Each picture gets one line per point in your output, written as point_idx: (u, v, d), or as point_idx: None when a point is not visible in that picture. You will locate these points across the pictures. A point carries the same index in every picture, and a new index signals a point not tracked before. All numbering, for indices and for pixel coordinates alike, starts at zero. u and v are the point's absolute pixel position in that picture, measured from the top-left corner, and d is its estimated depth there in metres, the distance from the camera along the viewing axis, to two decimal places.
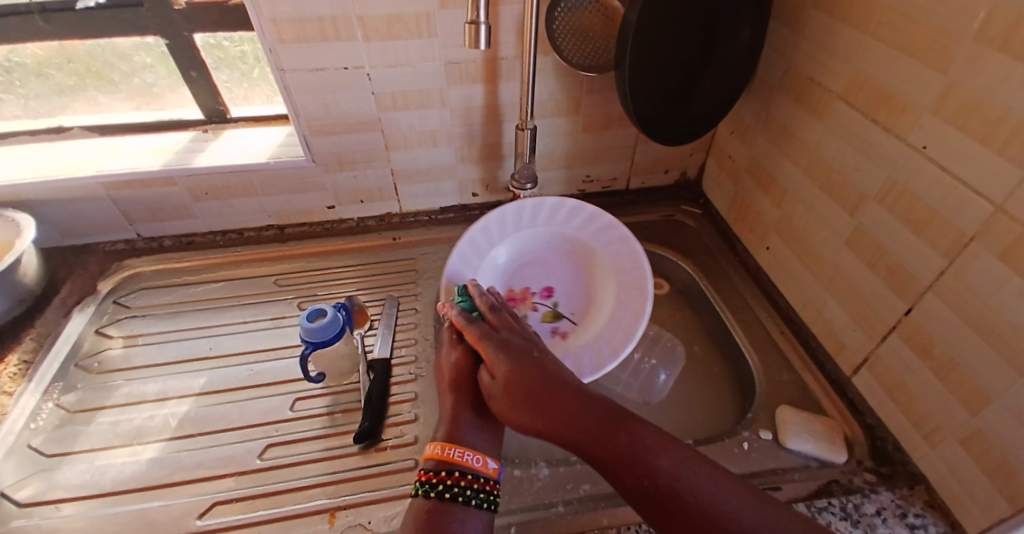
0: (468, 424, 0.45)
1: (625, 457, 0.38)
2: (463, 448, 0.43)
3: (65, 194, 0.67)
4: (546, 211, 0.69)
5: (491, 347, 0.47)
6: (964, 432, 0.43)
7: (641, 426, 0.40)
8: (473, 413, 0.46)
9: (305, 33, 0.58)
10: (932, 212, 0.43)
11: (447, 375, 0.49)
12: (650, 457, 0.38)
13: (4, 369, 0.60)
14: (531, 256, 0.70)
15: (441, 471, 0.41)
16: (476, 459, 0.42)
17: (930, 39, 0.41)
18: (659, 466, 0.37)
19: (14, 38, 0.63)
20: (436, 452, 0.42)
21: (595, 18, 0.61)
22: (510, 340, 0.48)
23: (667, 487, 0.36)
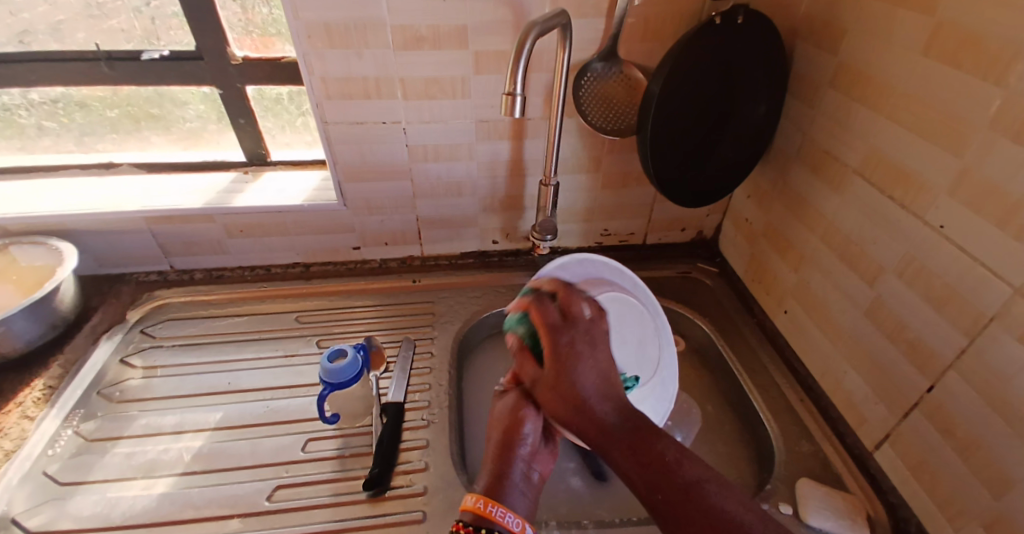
0: (510, 484, 0.44)
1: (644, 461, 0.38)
2: (505, 508, 0.42)
3: (110, 226, 0.71)
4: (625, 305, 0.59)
5: (581, 344, 0.44)
6: (988, 516, 0.42)
7: (665, 440, 0.40)
8: (515, 473, 0.46)
9: (350, 90, 0.62)
10: (952, 289, 0.44)
11: (504, 419, 0.49)
12: (670, 468, 0.37)
13: (30, 392, 0.61)
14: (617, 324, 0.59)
15: (478, 527, 0.40)
16: (516, 522, 0.41)
17: (947, 125, 0.43)
18: (681, 480, 0.37)
19: (79, 81, 0.68)
20: (475, 506, 0.41)
21: (618, 86, 0.65)
22: (585, 353, 0.43)
23: (682, 497, 0.36)
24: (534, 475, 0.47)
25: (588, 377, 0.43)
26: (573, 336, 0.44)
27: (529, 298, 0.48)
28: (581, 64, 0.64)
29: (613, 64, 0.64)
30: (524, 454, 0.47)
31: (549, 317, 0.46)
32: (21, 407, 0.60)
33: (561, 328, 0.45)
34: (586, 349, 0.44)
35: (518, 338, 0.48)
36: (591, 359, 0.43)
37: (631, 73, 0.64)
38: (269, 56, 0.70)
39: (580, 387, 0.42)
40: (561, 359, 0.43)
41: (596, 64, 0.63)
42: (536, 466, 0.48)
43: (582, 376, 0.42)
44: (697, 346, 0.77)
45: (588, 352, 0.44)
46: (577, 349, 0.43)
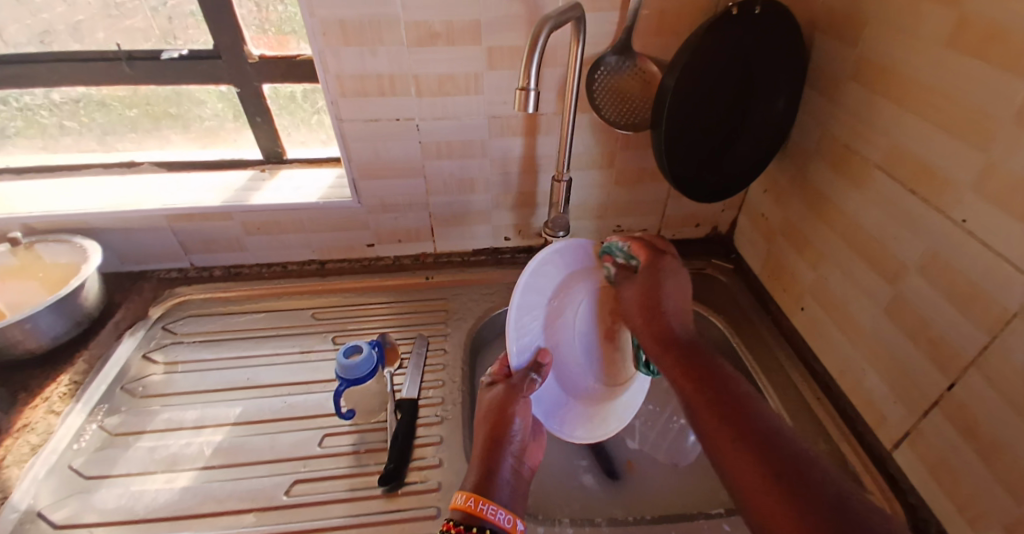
0: (499, 477, 0.46)
1: (703, 381, 0.42)
2: (496, 505, 0.42)
3: (132, 224, 0.72)
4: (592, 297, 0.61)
5: (663, 271, 0.52)
6: (1010, 520, 0.41)
7: (735, 384, 0.41)
8: (504, 469, 0.47)
9: (364, 88, 0.63)
10: (976, 287, 0.43)
11: (493, 412, 0.50)
12: (726, 386, 0.41)
13: (56, 387, 0.63)
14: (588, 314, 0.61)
15: (468, 525, 0.40)
16: (507, 519, 0.41)
17: (971, 118, 0.41)
18: (747, 415, 0.38)
19: (100, 82, 0.69)
20: (465, 504, 0.41)
21: (633, 80, 0.64)
22: (676, 273, 0.53)
23: (735, 410, 0.38)
24: (523, 468, 0.49)
25: (672, 295, 0.50)
26: (666, 260, 0.54)
27: (632, 237, 0.57)
28: (594, 58, 0.63)
29: (628, 58, 0.63)
30: (514, 449, 0.48)
31: (649, 245, 0.55)
32: (47, 403, 0.61)
33: (660, 254, 0.54)
34: (666, 275, 0.52)
35: (619, 261, 0.58)
36: (676, 282, 0.52)
37: (647, 67, 0.63)
38: (286, 54, 0.70)
39: (666, 298, 0.50)
40: (653, 271, 0.52)
41: (611, 58, 0.62)
42: (523, 462, 0.49)
43: (666, 290, 0.51)
44: (712, 344, 0.76)
45: (672, 277, 0.52)
46: (669, 270, 0.53)
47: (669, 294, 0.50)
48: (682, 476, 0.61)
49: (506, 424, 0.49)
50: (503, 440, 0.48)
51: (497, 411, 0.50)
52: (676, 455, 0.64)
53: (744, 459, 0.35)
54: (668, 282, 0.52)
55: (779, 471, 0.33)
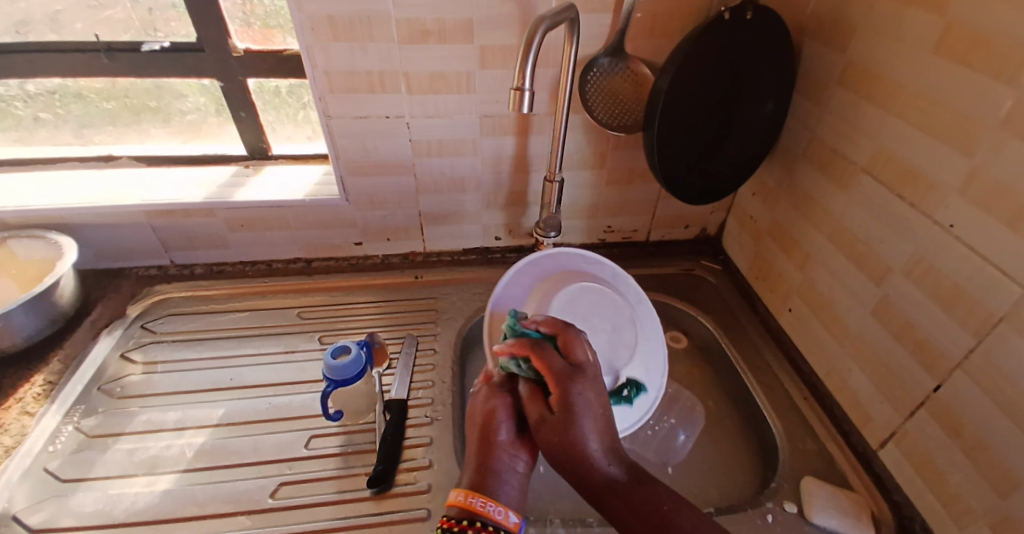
0: (498, 476, 0.43)
1: (659, 528, 0.36)
2: (488, 498, 0.40)
3: (109, 220, 0.70)
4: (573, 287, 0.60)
5: (577, 401, 0.41)
6: (994, 516, 0.42)
7: (660, 486, 0.39)
8: (501, 465, 0.44)
9: (354, 85, 0.62)
10: (960, 289, 0.44)
11: (478, 416, 0.47)
12: (665, 516, 0.37)
13: (29, 388, 0.61)
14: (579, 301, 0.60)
15: (464, 518, 0.39)
16: (498, 510, 0.39)
17: (958, 124, 0.42)
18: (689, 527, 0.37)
19: (77, 72, 0.67)
20: (459, 499, 0.40)
21: (625, 83, 0.65)
22: (591, 401, 0.41)
23: None
24: (521, 465, 0.45)
25: (591, 429, 0.40)
26: (581, 389, 0.41)
27: (526, 342, 0.45)
28: (588, 59, 0.63)
29: (620, 60, 0.63)
30: (506, 445, 0.45)
31: (555, 363, 0.43)
32: (19, 404, 0.59)
33: (568, 376, 0.42)
34: (581, 414, 0.40)
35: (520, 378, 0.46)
36: (596, 409, 0.41)
37: (637, 69, 0.64)
38: (270, 48, 0.69)
39: (586, 440, 0.39)
40: (563, 406, 0.41)
41: (603, 59, 0.63)
42: (526, 451, 0.46)
43: (584, 430, 0.39)
44: (700, 344, 0.77)
45: (589, 408, 0.41)
46: (583, 402, 0.41)
47: (590, 434, 0.40)
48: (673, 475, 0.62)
49: (493, 423, 0.46)
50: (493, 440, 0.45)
51: (488, 415, 0.47)
52: (666, 454, 0.64)
53: None
54: (583, 418, 0.40)
55: None
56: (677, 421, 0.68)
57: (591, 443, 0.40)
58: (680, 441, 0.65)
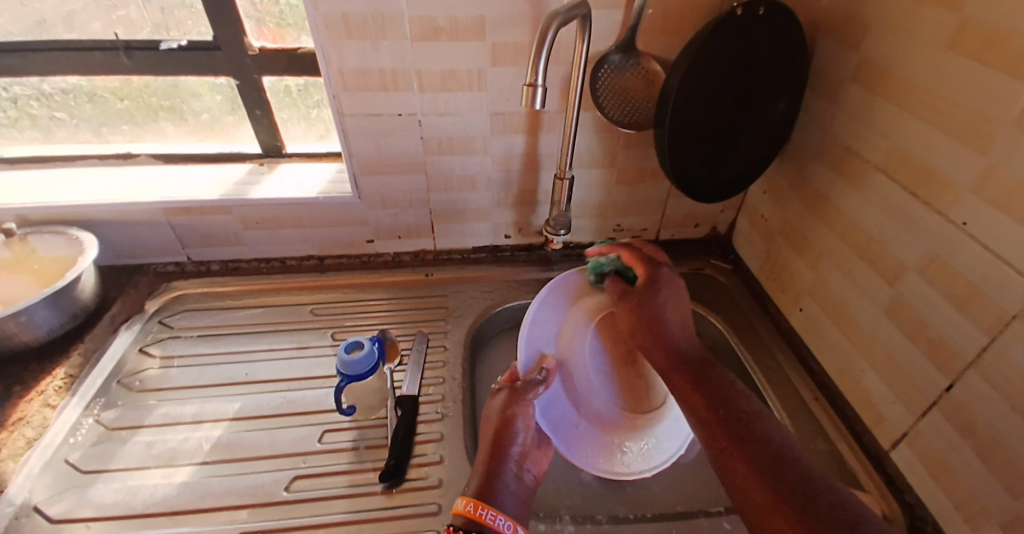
0: (502, 484, 0.47)
1: (711, 391, 0.46)
2: (495, 510, 0.43)
3: (128, 217, 0.71)
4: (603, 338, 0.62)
5: (659, 286, 0.57)
6: (1007, 516, 0.41)
7: (728, 379, 0.48)
8: (508, 474, 0.48)
9: (367, 83, 0.62)
10: (975, 289, 0.43)
11: (495, 423, 0.52)
12: (729, 396, 0.45)
13: (50, 381, 0.62)
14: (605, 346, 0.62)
15: (469, 531, 0.41)
16: (507, 524, 0.42)
17: (973, 122, 0.42)
18: (743, 409, 0.44)
19: (97, 71, 0.68)
20: (466, 509, 0.42)
21: (636, 80, 0.65)
22: (671, 286, 0.58)
23: (743, 417, 0.43)
24: (527, 475, 0.51)
25: (670, 313, 0.55)
26: (663, 275, 0.58)
27: (626, 245, 0.63)
28: (599, 56, 0.63)
29: (631, 57, 0.63)
30: (516, 455, 0.50)
31: (641, 256, 0.61)
32: (41, 397, 0.60)
33: (653, 264, 0.59)
34: (665, 297, 0.56)
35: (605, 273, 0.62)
36: (672, 298, 0.57)
37: (650, 66, 0.64)
38: (285, 47, 0.70)
39: (661, 308, 0.55)
40: (653, 281, 0.58)
41: (614, 57, 0.63)
42: (528, 468, 0.51)
43: (664, 305, 0.56)
44: (710, 344, 0.77)
45: (670, 296, 0.57)
46: (666, 287, 0.57)
47: (666, 310, 0.55)
48: (682, 472, 0.62)
49: (507, 432, 0.51)
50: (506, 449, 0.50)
51: (501, 423, 0.51)
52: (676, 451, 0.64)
53: (734, 461, 0.40)
54: (664, 297, 0.56)
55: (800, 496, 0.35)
56: None
57: (668, 312, 0.55)
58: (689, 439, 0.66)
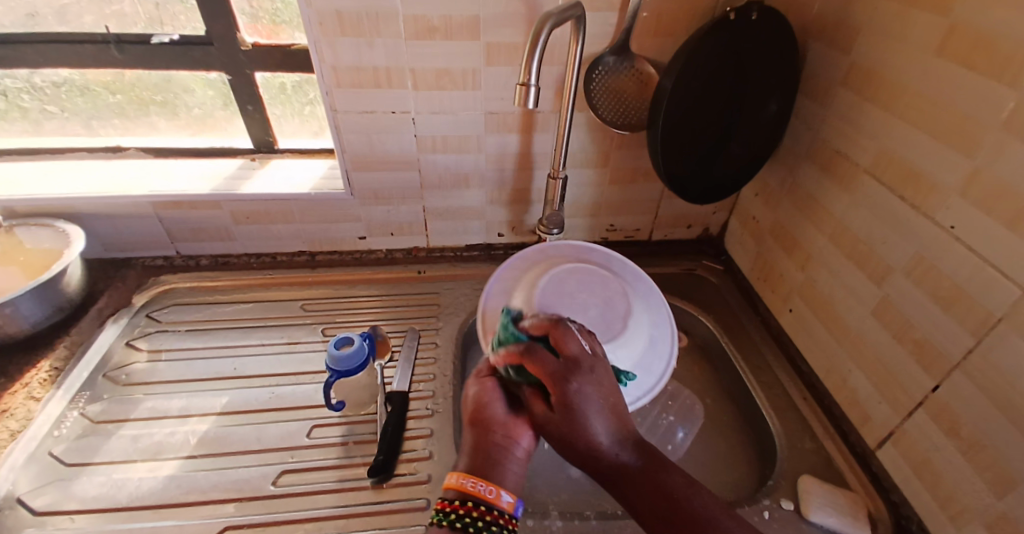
0: (492, 457, 0.44)
1: (657, 501, 0.39)
2: (478, 478, 0.42)
3: (116, 211, 0.71)
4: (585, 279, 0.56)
5: (581, 403, 0.41)
6: (990, 515, 0.42)
7: (672, 470, 0.40)
8: (497, 445, 0.45)
9: (361, 81, 0.62)
10: (960, 290, 0.44)
11: (470, 407, 0.48)
12: (678, 501, 0.38)
13: (36, 373, 0.61)
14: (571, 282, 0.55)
15: (456, 500, 0.41)
16: (490, 489, 0.41)
17: (960, 125, 0.43)
18: (694, 512, 0.38)
19: (86, 63, 0.68)
20: (453, 481, 0.42)
21: (629, 81, 0.65)
22: (591, 396, 0.41)
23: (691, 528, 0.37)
24: (518, 448, 0.46)
25: (598, 418, 0.41)
26: (580, 386, 0.41)
27: (516, 350, 0.44)
28: (591, 57, 0.63)
29: (625, 59, 0.63)
30: (500, 423, 0.46)
31: (545, 366, 0.42)
32: (27, 389, 0.60)
33: (563, 377, 0.41)
34: (589, 418, 0.40)
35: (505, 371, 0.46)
36: (599, 400, 0.41)
37: (643, 68, 0.64)
38: (278, 43, 0.70)
39: (591, 431, 0.40)
40: (565, 403, 0.41)
41: (608, 58, 0.63)
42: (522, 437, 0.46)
43: (590, 423, 0.40)
44: (701, 343, 0.77)
45: (593, 399, 0.41)
46: (583, 398, 0.41)
47: (594, 419, 0.41)
48: None
49: (483, 408, 0.47)
50: (486, 423, 0.46)
51: (477, 404, 0.48)
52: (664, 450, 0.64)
53: None
54: (586, 413, 0.41)
55: None
56: (677, 418, 0.68)
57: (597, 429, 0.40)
58: (678, 437, 0.66)
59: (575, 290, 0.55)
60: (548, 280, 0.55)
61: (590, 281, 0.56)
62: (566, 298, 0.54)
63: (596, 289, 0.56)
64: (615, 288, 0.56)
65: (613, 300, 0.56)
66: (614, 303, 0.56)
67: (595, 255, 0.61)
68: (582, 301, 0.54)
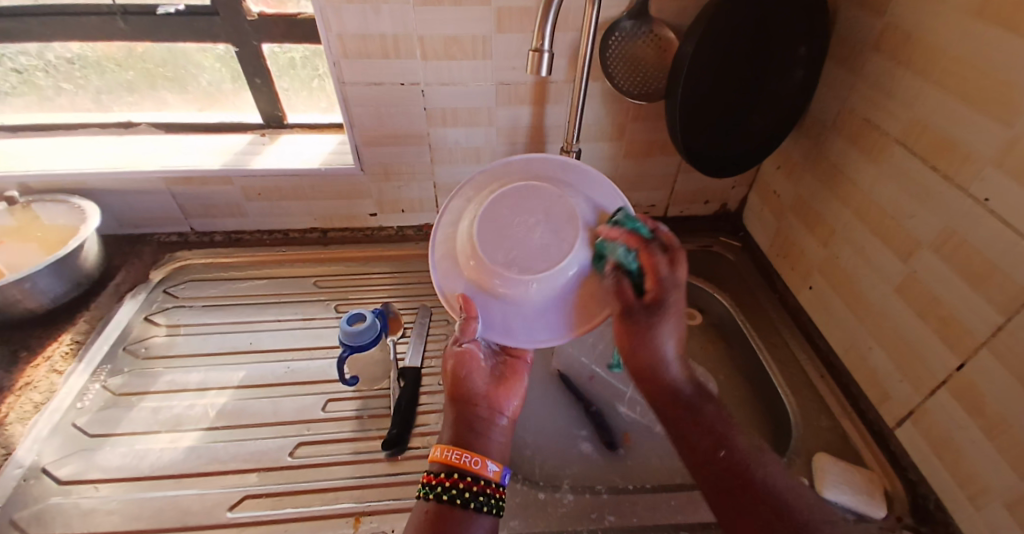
0: (475, 430, 0.47)
1: (707, 438, 0.44)
2: (463, 450, 0.44)
3: (129, 187, 0.71)
4: (512, 202, 0.49)
5: (671, 310, 0.48)
6: (1012, 496, 0.41)
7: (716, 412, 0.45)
8: (479, 419, 0.48)
9: (367, 50, 0.61)
10: (992, 265, 0.42)
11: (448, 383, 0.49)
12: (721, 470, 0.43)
13: (58, 347, 0.63)
14: (508, 214, 0.48)
15: (442, 472, 0.43)
16: (476, 461, 0.43)
17: (999, 90, 0.40)
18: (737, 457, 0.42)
19: (93, 36, 0.67)
20: (437, 455, 0.44)
21: (648, 48, 0.62)
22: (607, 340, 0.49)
23: (731, 468, 0.42)
24: (501, 417, 0.49)
25: (670, 338, 0.49)
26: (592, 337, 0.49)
27: (641, 240, 0.46)
28: (609, 22, 0.61)
29: (644, 24, 0.60)
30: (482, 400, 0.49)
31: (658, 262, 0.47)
32: (48, 362, 0.61)
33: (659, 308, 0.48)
34: (668, 325, 0.48)
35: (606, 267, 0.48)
36: (677, 323, 0.49)
37: (663, 33, 0.61)
38: (284, 12, 0.68)
39: (662, 345, 0.48)
40: (660, 311, 0.48)
41: (626, 23, 0.60)
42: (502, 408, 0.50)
43: (666, 336, 0.48)
44: (715, 321, 0.76)
45: (675, 315, 0.48)
46: (672, 309, 0.48)
47: (667, 337, 0.48)
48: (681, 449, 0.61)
49: (463, 385, 0.49)
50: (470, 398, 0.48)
51: (456, 379, 0.49)
52: None
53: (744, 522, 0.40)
54: (666, 324, 0.48)
55: None
56: None
57: (671, 343, 0.49)
58: None
59: (512, 221, 0.48)
60: (482, 219, 0.48)
61: (523, 200, 0.49)
62: (506, 229, 0.48)
63: (535, 204, 0.49)
64: (551, 192, 0.49)
65: (555, 210, 0.48)
66: (555, 211, 0.49)
67: (515, 169, 0.52)
68: (523, 228, 0.48)
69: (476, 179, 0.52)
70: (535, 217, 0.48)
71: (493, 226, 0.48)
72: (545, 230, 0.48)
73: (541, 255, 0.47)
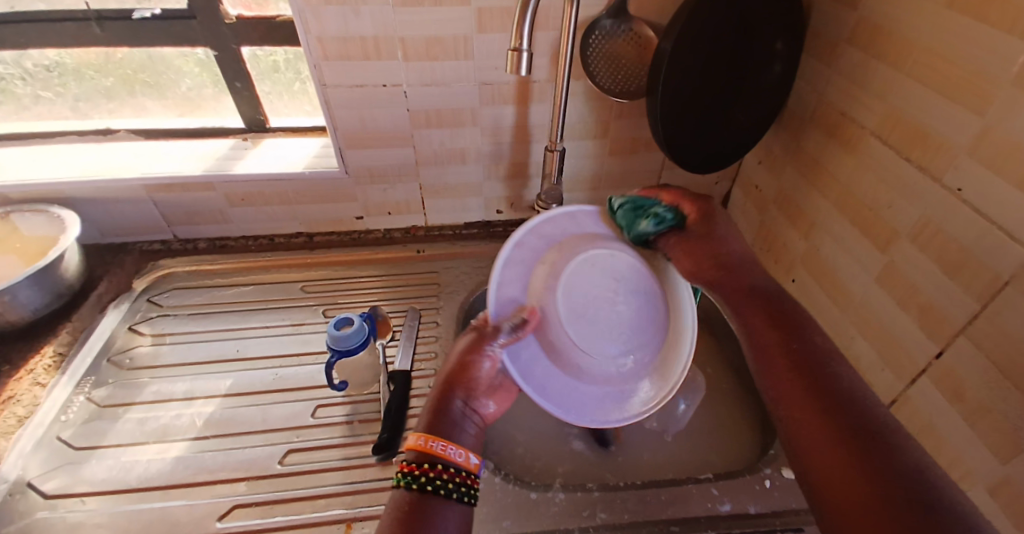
0: (451, 419, 0.44)
1: (785, 341, 0.43)
2: (445, 442, 0.42)
3: (109, 195, 0.70)
4: (582, 274, 0.51)
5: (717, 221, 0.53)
6: (993, 479, 0.42)
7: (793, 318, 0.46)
8: (458, 410, 0.45)
9: (348, 51, 0.60)
10: (967, 254, 0.43)
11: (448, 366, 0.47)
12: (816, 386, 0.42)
13: (40, 360, 0.62)
14: (582, 289, 0.51)
15: (424, 462, 0.40)
16: (458, 453, 0.41)
17: (969, 81, 0.41)
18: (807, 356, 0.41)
19: (67, 43, 0.66)
20: (419, 443, 0.41)
21: (629, 46, 0.62)
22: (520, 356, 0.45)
23: (803, 362, 0.41)
24: (481, 414, 0.47)
25: (727, 243, 0.51)
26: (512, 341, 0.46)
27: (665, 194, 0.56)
28: (589, 21, 0.61)
29: (623, 22, 0.61)
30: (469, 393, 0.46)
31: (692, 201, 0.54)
32: (31, 375, 0.60)
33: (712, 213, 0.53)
34: (721, 229, 0.52)
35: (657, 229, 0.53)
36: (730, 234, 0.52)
37: (641, 31, 0.61)
38: (263, 15, 0.67)
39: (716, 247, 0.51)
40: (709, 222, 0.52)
41: (606, 22, 0.60)
42: (484, 405, 0.47)
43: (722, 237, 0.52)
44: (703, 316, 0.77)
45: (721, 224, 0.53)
46: (717, 219, 0.53)
47: (724, 242, 0.51)
48: (671, 444, 0.62)
49: (461, 373, 0.46)
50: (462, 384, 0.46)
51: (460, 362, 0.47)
52: (665, 421, 0.64)
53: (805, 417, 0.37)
54: (717, 227, 0.52)
55: (868, 438, 0.34)
56: (679, 389, 0.67)
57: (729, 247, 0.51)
58: (681, 409, 0.65)
59: (591, 297, 0.51)
60: (567, 305, 0.50)
61: (592, 273, 0.52)
62: (592, 311, 0.51)
63: (607, 275, 0.52)
64: (620, 258, 0.53)
65: (624, 272, 0.53)
66: (625, 276, 0.53)
67: (557, 226, 0.54)
68: (604, 305, 0.51)
69: (521, 245, 0.52)
70: (609, 287, 0.52)
71: (575, 305, 0.50)
72: (624, 302, 0.52)
73: (622, 316, 0.52)
